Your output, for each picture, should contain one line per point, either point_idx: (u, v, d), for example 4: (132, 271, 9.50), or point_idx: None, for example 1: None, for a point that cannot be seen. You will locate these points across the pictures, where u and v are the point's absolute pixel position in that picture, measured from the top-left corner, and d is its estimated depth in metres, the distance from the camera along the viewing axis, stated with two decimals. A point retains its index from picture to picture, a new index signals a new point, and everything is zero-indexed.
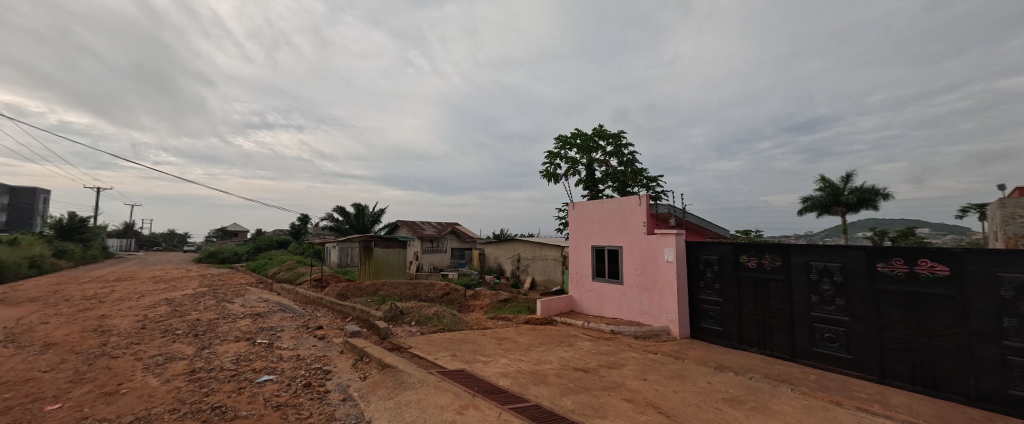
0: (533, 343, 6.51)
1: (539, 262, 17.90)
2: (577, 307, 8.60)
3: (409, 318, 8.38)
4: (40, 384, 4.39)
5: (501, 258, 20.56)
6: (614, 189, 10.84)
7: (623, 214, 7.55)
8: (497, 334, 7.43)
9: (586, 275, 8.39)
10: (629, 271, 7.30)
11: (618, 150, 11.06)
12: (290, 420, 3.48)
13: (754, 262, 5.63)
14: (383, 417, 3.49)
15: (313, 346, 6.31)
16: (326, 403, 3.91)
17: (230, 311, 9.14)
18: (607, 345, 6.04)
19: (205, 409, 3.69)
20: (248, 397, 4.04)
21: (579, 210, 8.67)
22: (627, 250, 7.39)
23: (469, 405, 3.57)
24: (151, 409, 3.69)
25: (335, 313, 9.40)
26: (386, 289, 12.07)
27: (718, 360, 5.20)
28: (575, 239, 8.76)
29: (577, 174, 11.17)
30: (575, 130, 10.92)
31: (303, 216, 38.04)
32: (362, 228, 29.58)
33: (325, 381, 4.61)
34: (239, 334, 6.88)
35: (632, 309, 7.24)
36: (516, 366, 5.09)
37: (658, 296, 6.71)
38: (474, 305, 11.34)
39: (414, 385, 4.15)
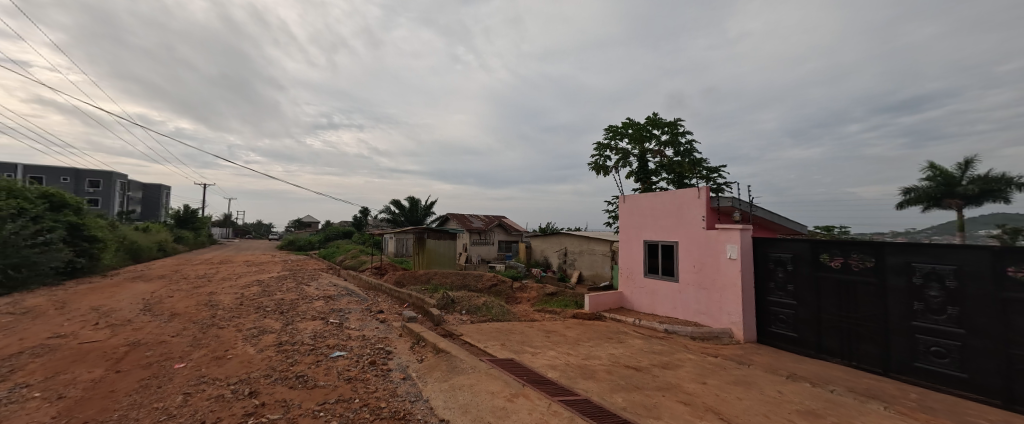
0: (581, 337, 6.46)
1: (587, 256, 17.58)
2: (628, 303, 8.33)
3: (460, 307, 8.76)
4: (171, 346, 5.37)
5: (547, 251, 20.55)
6: (669, 181, 10.25)
7: (679, 208, 7.13)
8: (544, 327, 7.48)
9: (638, 271, 8.08)
10: (686, 268, 6.89)
11: (674, 139, 10.41)
12: (360, 392, 3.87)
13: (839, 262, 5.02)
14: (439, 397, 3.72)
15: (376, 328, 6.90)
16: (388, 380, 4.27)
17: (307, 293, 10.30)
18: (661, 345, 5.79)
19: (291, 376, 4.24)
20: (324, 369, 4.57)
21: (630, 203, 8.34)
22: (684, 246, 6.97)
23: (519, 394, 3.66)
24: (250, 373, 4.33)
25: (393, 299, 10.15)
26: (439, 278, 12.70)
27: (789, 368, 4.74)
28: (626, 233, 8.47)
29: (628, 165, 10.72)
30: (627, 119, 10.46)
31: (364, 209, 41.38)
32: (415, 220, 31.34)
33: (388, 360, 5.04)
34: (315, 314, 7.75)
35: (688, 308, 6.84)
36: (565, 359, 5.11)
37: (718, 295, 6.26)
38: (521, 297, 11.50)
39: (466, 370, 4.36)
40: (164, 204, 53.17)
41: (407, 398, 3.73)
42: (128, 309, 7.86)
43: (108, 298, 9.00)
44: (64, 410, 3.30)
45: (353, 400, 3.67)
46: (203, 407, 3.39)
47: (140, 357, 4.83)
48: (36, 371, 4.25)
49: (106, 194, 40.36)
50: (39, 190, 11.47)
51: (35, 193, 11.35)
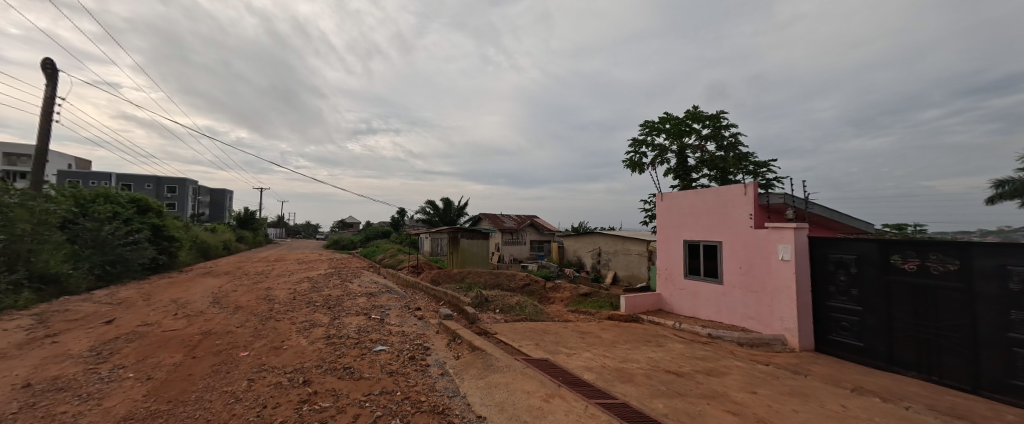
0: (618, 340, 6.31)
1: (622, 256, 17.11)
2: (667, 306, 8.02)
3: (493, 306, 8.86)
4: (236, 336, 5.93)
5: (580, 251, 20.26)
6: (712, 178, 9.73)
7: (723, 206, 6.76)
8: (579, 328, 7.39)
9: (677, 271, 7.75)
10: (731, 270, 6.52)
11: (717, 133, 9.85)
12: (401, 385, 4.06)
13: (914, 265, 4.52)
14: (476, 394, 3.80)
15: (414, 324, 7.17)
16: (427, 375, 4.43)
17: (350, 290, 10.90)
18: (705, 350, 5.52)
19: (339, 368, 4.52)
20: (368, 362, 4.83)
21: (669, 202, 8.03)
22: (729, 246, 6.59)
23: (556, 394, 3.66)
24: (304, 363, 4.67)
25: (429, 297, 10.48)
26: (472, 277, 12.93)
27: (854, 380, 4.34)
28: (664, 233, 8.16)
29: (666, 162, 10.30)
30: (664, 114, 10.04)
31: (402, 210, 43.08)
32: (449, 220, 32.11)
33: (426, 356, 5.23)
34: (358, 309, 8.19)
35: (734, 312, 6.46)
36: (601, 362, 5.03)
37: (769, 299, 5.86)
38: (554, 297, 11.45)
39: (502, 369, 4.42)
40: (227, 207, 58.48)
41: (445, 394, 3.85)
42: (201, 301, 8.77)
43: (184, 291, 10.07)
44: (153, 389, 3.75)
45: (395, 392, 3.84)
46: (265, 393, 3.71)
47: (211, 345, 5.38)
48: (130, 354, 4.87)
49: (181, 198, 45.23)
50: (129, 196, 13.04)
51: (126, 198, 12.91)
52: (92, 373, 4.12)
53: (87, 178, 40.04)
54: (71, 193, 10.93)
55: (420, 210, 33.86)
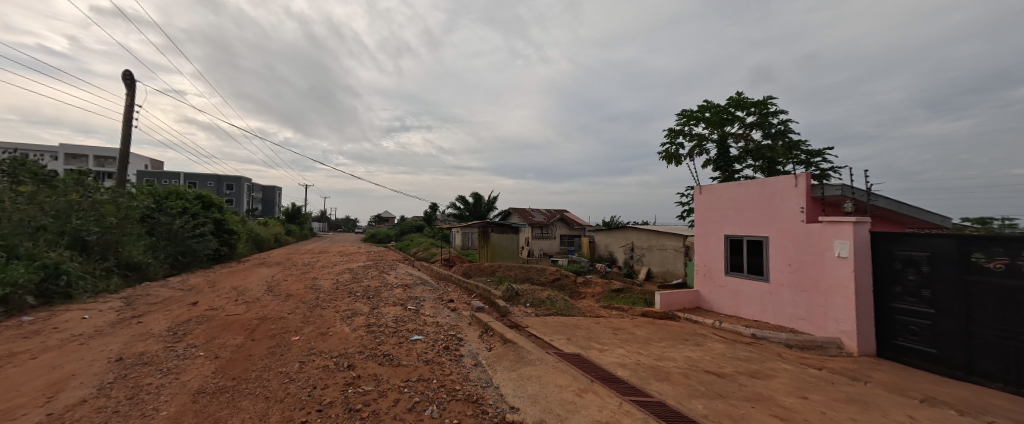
0: (653, 337, 6.15)
1: (656, 252, 16.55)
2: (706, 304, 7.68)
3: (524, 300, 8.91)
4: (288, 321, 6.42)
5: (612, 246, 19.84)
6: (757, 169, 9.14)
7: (770, 199, 6.33)
8: (611, 324, 7.27)
9: (718, 268, 7.39)
10: (779, 267, 6.13)
11: (764, 121, 9.22)
12: (436, 374, 4.20)
13: (1000, 264, 4.01)
14: (509, 385, 3.87)
15: (448, 315, 7.38)
16: (461, 365, 4.56)
17: (388, 281, 11.40)
18: (748, 351, 5.25)
19: (380, 354, 4.77)
20: (406, 350, 5.06)
21: (709, 195, 7.66)
22: (777, 241, 6.18)
23: (589, 389, 3.64)
24: (348, 348, 4.97)
25: (462, 289, 10.73)
26: (503, 270, 13.06)
27: (922, 390, 3.95)
28: (703, 227, 7.80)
29: (705, 153, 9.79)
30: (704, 101, 9.53)
31: (434, 205, 44.26)
32: (480, 215, 32.50)
33: (460, 346, 5.38)
34: (395, 300, 8.55)
35: (782, 312, 6.07)
36: (635, 358, 4.93)
37: (822, 298, 5.44)
38: (586, 293, 11.34)
39: (534, 362, 4.46)
40: (277, 203, 62.90)
41: (478, 384, 3.94)
42: (257, 289, 9.57)
43: (242, 280, 11.01)
44: (221, 367, 4.17)
45: (432, 380, 3.99)
46: (314, 374, 4.00)
47: (267, 329, 5.86)
48: (200, 334, 5.42)
49: (238, 195, 49.35)
50: (196, 192, 14.39)
51: (193, 195, 14.26)
52: (170, 350, 4.64)
53: (160, 177, 44.54)
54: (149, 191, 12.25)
55: (451, 205, 34.53)
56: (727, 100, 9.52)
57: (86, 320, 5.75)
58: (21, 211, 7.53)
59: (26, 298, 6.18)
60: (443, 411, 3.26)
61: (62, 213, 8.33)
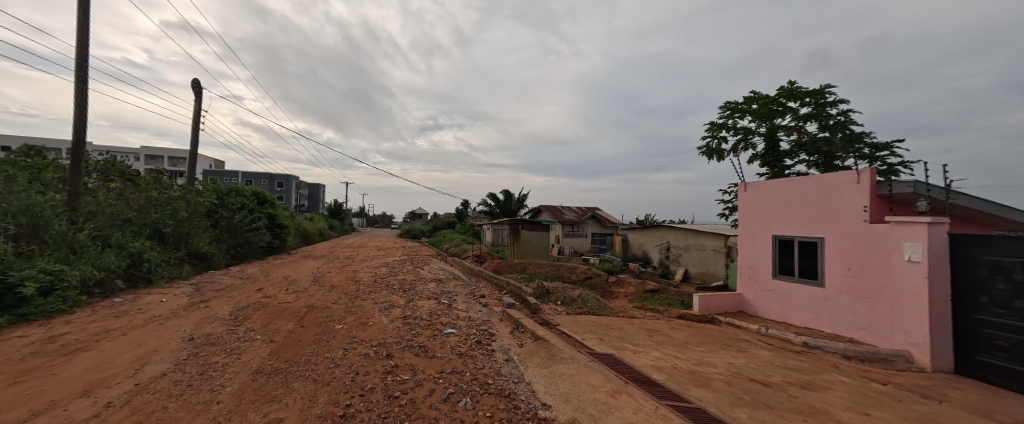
0: (691, 340, 5.90)
1: (694, 252, 15.81)
2: (750, 309, 7.25)
3: (555, 298, 8.86)
4: (332, 310, 6.83)
5: (646, 245, 19.21)
6: (811, 164, 8.46)
7: (827, 197, 5.83)
8: (646, 325, 7.07)
9: (764, 271, 6.95)
10: (836, 271, 5.66)
11: (820, 112, 8.50)
12: (470, 367, 4.30)
13: None
14: (541, 382, 3.88)
15: (479, 311, 7.50)
16: (493, 360, 4.63)
17: (422, 275, 11.77)
18: (799, 360, 4.90)
19: (415, 345, 4.96)
20: (441, 342, 5.21)
21: (755, 192, 7.20)
22: (834, 243, 5.70)
23: (623, 391, 3.57)
24: (386, 338, 5.21)
25: (493, 285, 10.85)
26: (533, 268, 13.04)
27: (1011, 413, 3.50)
28: (748, 227, 7.35)
29: (751, 147, 9.20)
30: (751, 92, 8.93)
31: (466, 202, 45.09)
32: (510, 212, 32.66)
33: (492, 341, 5.45)
34: (429, 294, 8.83)
35: (839, 320, 5.61)
36: (672, 362, 4.77)
37: (888, 306, 4.96)
38: (618, 293, 11.08)
39: (566, 360, 4.44)
40: (321, 199, 66.97)
41: (510, 379, 3.99)
42: (304, 280, 10.27)
43: (291, 271, 11.85)
44: (275, 349, 4.52)
45: (465, 373, 4.09)
46: (356, 361, 4.24)
47: (314, 317, 6.27)
48: (256, 319, 5.89)
49: (287, 192, 53.02)
50: (252, 190, 15.62)
51: (250, 192, 15.49)
52: (233, 332, 5.10)
53: (222, 176, 48.80)
54: (213, 188, 13.46)
55: (481, 202, 34.96)
56: (777, 90, 8.86)
57: (164, 303, 6.45)
58: (112, 205, 8.55)
59: (116, 282, 7.03)
60: (476, 403, 3.33)
61: (144, 207, 9.37)
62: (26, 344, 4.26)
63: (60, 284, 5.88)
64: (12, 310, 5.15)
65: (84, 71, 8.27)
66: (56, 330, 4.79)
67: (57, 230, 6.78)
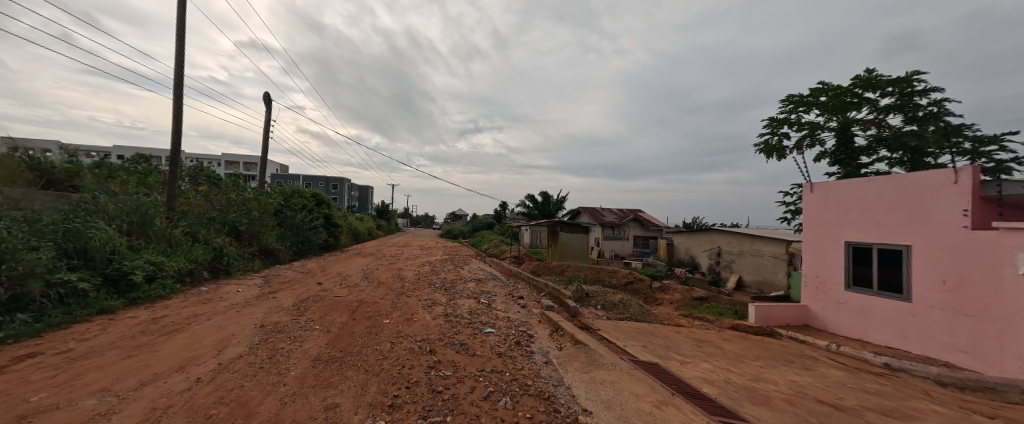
0: (746, 354, 5.48)
1: (749, 258, 14.65)
2: (817, 323, 6.59)
3: (595, 302, 8.65)
4: (380, 305, 7.20)
5: (694, 250, 18.16)
6: (893, 161, 7.52)
7: (915, 199, 5.15)
8: (694, 334, 6.67)
9: (834, 281, 6.28)
10: (926, 285, 4.98)
11: (906, 102, 7.52)
12: (509, 367, 4.32)
13: None
14: (581, 387, 3.80)
15: (518, 312, 7.51)
16: (532, 361, 4.61)
17: (462, 275, 12.04)
18: (877, 383, 4.36)
19: (457, 343, 5.08)
20: (481, 341, 5.30)
21: (823, 193, 6.54)
22: (925, 252, 5.01)
23: (669, 402, 3.39)
24: (429, 334, 5.41)
25: (531, 287, 10.81)
26: (573, 270, 12.81)
27: None
28: (815, 232, 6.68)
29: (819, 144, 8.36)
30: (819, 83, 8.12)
31: (504, 203, 45.43)
32: (548, 213, 32.45)
33: (531, 343, 5.45)
34: (469, 293, 9.01)
35: (931, 340, 4.92)
36: (724, 375, 4.45)
37: (996, 327, 4.27)
38: (663, 299, 10.57)
39: (607, 366, 4.32)
40: (370, 200, 71.13)
41: (550, 382, 3.95)
42: (355, 276, 10.97)
43: (344, 267, 12.71)
44: (331, 339, 4.87)
45: (505, 372, 4.12)
46: (402, 355, 4.44)
47: (365, 311, 6.66)
48: (315, 311, 6.38)
49: (340, 193, 56.96)
50: (311, 192, 16.97)
51: (309, 194, 16.81)
52: (295, 321, 5.56)
53: (286, 178, 53.56)
54: (279, 190, 14.81)
55: (519, 204, 34.99)
56: (851, 80, 7.97)
57: (239, 293, 7.21)
58: (199, 205, 9.71)
59: (202, 273, 7.97)
60: (516, 403, 3.34)
61: (224, 207, 10.53)
62: (136, 324, 4.95)
63: (160, 273, 6.78)
64: (125, 294, 6.01)
65: (180, 89, 9.48)
66: (157, 313, 5.51)
67: (158, 227, 7.81)
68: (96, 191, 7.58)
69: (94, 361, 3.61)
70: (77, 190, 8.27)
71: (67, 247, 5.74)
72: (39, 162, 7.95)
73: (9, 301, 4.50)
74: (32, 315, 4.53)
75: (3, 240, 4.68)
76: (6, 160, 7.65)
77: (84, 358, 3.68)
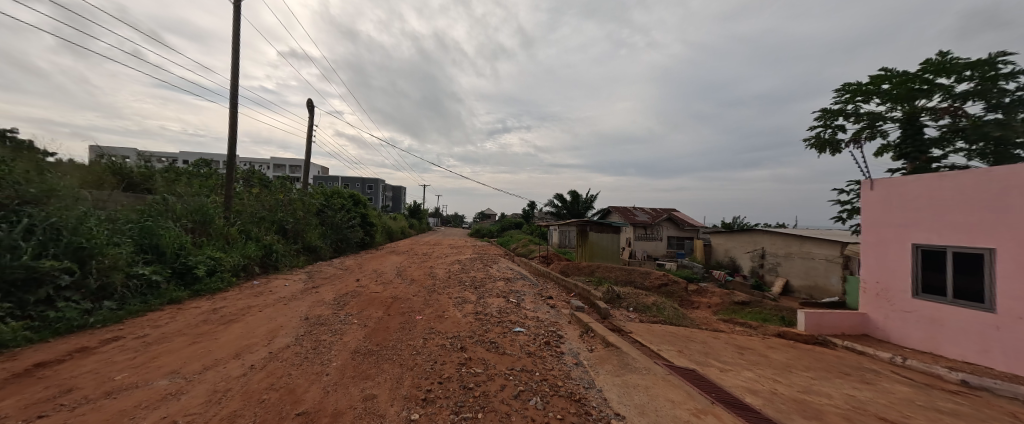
0: (794, 363, 5.12)
1: (798, 261, 13.65)
2: (879, 333, 6.02)
3: (627, 304, 8.41)
4: (413, 302, 7.43)
5: (734, 252, 17.22)
6: (972, 154, 6.72)
7: (1000, 196, 4.57)
8: (735, 341, 6.32)
9: (899, 287, 5.71)
10: (1014, 293, 4.41)
11: (988, 88, 6.70)
12: (539, 367, 4.31)
13: None
14: (613, 391, 3.71)
15: (547, 312, 7.47)
16: (563, 362, 4.56)
17: (491, 274, 12.16)
18: (953, 402, 3.91)
19: (487, 341, 5.13)
20: (510, 340, 5.32)
21: (886, 190, 5.96)
22: (1012, 256, 4.44)
23: (708, 411, 3.24)
24: (461, 331, 5.50)
25: (560, 287, 10.70)
26: (603, 271, 12.53)
27: None
28: (876, 233, 6.11)
29: (881, 136, 7.63)
30: (882, 69, 7.41)
31: (532, 204, 45.27)
32: (577, 213, 32.03)
33: (560, 344, 5.39)
34: (498, 292, 9.07)
35: (1020, 357, 4.35)
36: (769, 386, 4.19)
37: None
38: (700, 303, 10.11)
39: (640, 370, 4.20)
40: (403, 199, 73.59)
41: (581, 383, 3.89)
42: (390, 273, 11.41)
43: (380, 264, 13.23)
44: (367, 333, 5.08)
45: (535, 372, 4.11)
46: (433, 351, 4.55)
47: (399, 307, 6.89)
48: (353, 306, 6.69)
49: (376, 193, 59.41)
50: (349, 192, 17.80)
51: (346, 194, 17.64)
52: (336, 315, 5.85)
53: (326, 180, 56.63)
54: (320, 191, 15.66)
55: (548, 203, 34.74)
56: (920, 64, 7.20)
57: (286, 287, 7.73)
58: (252, 206, 10.47)
59: (254, 268, 8.60)
60: (546, 404, 3.32)
61: (273, 207, 11.30)
62: (199, 313, 5.43)
63: (219, 267, 7.41)
64: (190, 286, 6.61)
65: (235, 99, 10.27)
66: (216, 304, 6.02)
67: (216, 225, 8.51)
68: (165, 193, 8.38)
69: (165, 346, 3.99)
70: (150, 193, 9.18)
71: (143, 243, 6.39)
72: (121, 167, 8.90)
73: (98, 290, 5.09)
74: (115, 303, 5.09)
75: (93, 236, 5.29)
76: (94, 166, 8.63)
77: (157, 343, 4.09)
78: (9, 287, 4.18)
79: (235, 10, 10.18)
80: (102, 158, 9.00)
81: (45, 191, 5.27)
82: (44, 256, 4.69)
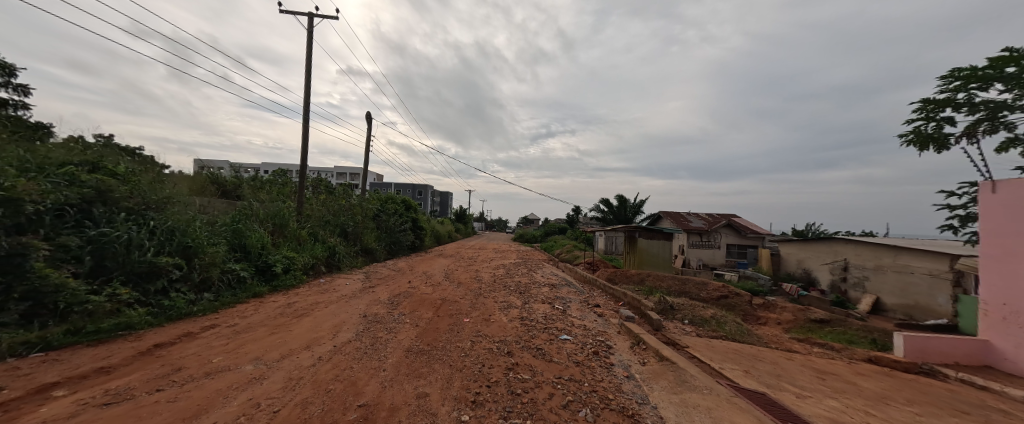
0: (891, 395, 4.42)
1: (891, 275, 11.88)
2: (1008, 367, 4.99)
3: (682, 316, 7.87)
4: (461, 304, 7.62)
5: (809, 263, 15.45)
6: None
7: None
8: (813, 364, 5.62)
9: None
10: None
11: None
12: (588, 377, 4.18)
13: None
14: (670, 409, 3.48)
15: (595, 321, 7.23)
16: (613, 374, 4.38)
17: (536, 279, 12.08)
18: None
19: (533, 347, 5.10)
20: (557, 348, 5.22)
21: (1013, 193, 4.98)
22: None
23: None
24: (507, 336, 5.53)
25: (608, 295, 10.32)
26: (654, 280, 11.86)
27: None
28: (1001, 245, 5.11)
29: (1005, 129, 6.40)
30: (1006, 50, 6.22)
31: (577, 209, 44.54)
32: (625, 218, 30.95)
33: (610, 354, 5.19)
34: (543, 297, 8.99)
35: None
36: (857, 418, 3.67)
37: None
38: (768, 318, 9.16)
39: (701, 389, 3.90)
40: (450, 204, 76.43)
41: (633, 398, 3.71)
42: (439, 275, 11.88)
43: (429, 266, 13.81)
44: (418, 333, 5.29)
45: (583, 383, 3.99)
46: (480, 353, 4.62)
47: (447, 309, 7.10)
48: (406, 305, 7.04)
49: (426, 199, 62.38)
50: (401, 198, 18.82)
51: (399, 199, 18.69)
52: (390, 315, 6.19)
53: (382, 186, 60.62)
54: (375, 196, 16.76)
55: (594, 208, 33.90)
56: None
57: (347, 286, 8.34)
58: (318, 210, 11.50)
59: (320, 267, 9.42)
60: (597, 417, 3.20)
61: (336, 212, 12.31)
62: (277, 307, 6.05)
63: (293, 265, 8.21)
64: (269, 282, 7.41)
65: (307, 114, 11.39)
66: (290, 299, 6.67)
67: (291, 228, 9.47)
68: (251, 199, 9.51)
69: (249, 335, 4.48)
70: (239, 199, 10.48)
71: (233, 243, 7.29)
72: (217, 177, 10.28)
73: (200, 283, 5.89)
74: (212, 295, 5.85)
75: (197, 237, 6.15)
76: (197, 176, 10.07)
77: (243, 332, 4.61)
78: (136, 279, 5.01)
79: (309, 35, 11.34)
80: (203, 169, 10.46)
81: (164, 198, 6.26)
82: (162, 253, 5.54)
